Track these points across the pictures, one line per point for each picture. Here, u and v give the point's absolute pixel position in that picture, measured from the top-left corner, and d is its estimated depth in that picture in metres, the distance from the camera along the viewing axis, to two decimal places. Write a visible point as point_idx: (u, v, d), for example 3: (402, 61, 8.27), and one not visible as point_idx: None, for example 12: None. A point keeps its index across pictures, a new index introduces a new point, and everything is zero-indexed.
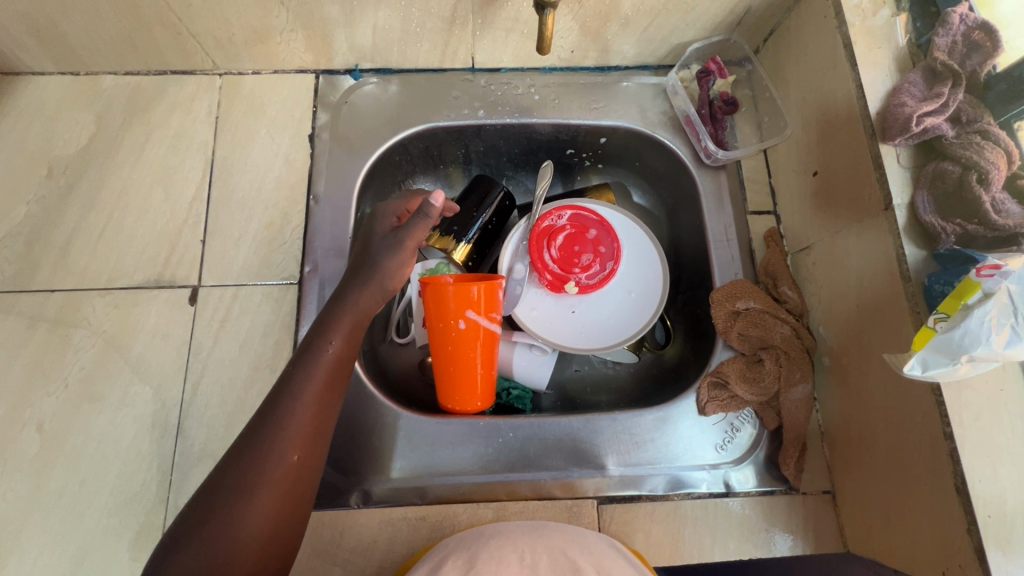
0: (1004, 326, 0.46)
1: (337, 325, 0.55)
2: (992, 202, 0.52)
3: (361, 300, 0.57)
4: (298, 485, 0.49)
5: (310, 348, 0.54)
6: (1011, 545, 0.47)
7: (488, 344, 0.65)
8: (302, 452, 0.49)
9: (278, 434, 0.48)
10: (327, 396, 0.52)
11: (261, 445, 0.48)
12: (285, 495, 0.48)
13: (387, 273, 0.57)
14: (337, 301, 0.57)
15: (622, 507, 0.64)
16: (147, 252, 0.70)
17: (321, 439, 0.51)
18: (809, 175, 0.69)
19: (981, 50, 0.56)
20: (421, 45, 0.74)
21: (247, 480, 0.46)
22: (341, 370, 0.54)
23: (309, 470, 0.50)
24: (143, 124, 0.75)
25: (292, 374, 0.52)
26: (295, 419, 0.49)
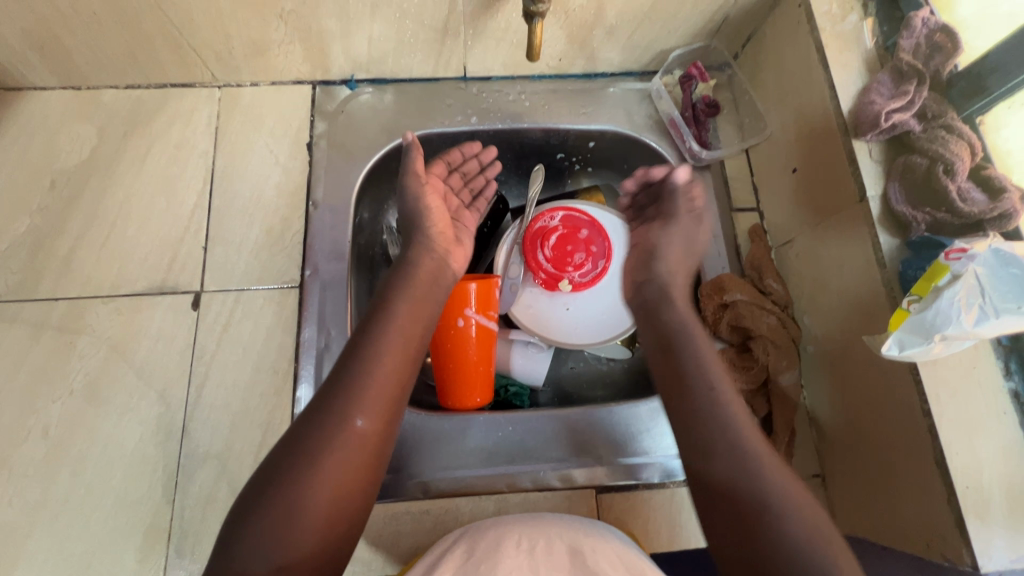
0: (972, 306, 0.49)
1: (396, 295, 0.60)
2: (959, 190, 0.55)
3: (422, 262, 0.64)
4: (369, 448, 0.52)
5: (379, 315, 0.59)
6: (988, 514, 0.49)
7: (484, 341, 0.69)
8: (373, 415, 0.53)
9: (353, 394, 0.53)
10: (398, 362, 0.56)
11: (333, 406, 0.52)
12: (358, 457, 0.51)
13: (421, 212, 0.67)
14: (405, 268, 0.64)
15: (620, 496, 0.69)
16: (150, 259, 0.71)
17: (394, 407, 0.55)
18: (789, 172, 0.72)
19: (942, 51, 0.59)
20: (415, 55, 0.77)
21: (323, 437, 0.51)
22: (414, 340, 0.59)
23: (380, 435, 0.53)
24: (145, 136, 0.77)
25: (363, 340, 0.57)
26: (362, 386, 0.53)
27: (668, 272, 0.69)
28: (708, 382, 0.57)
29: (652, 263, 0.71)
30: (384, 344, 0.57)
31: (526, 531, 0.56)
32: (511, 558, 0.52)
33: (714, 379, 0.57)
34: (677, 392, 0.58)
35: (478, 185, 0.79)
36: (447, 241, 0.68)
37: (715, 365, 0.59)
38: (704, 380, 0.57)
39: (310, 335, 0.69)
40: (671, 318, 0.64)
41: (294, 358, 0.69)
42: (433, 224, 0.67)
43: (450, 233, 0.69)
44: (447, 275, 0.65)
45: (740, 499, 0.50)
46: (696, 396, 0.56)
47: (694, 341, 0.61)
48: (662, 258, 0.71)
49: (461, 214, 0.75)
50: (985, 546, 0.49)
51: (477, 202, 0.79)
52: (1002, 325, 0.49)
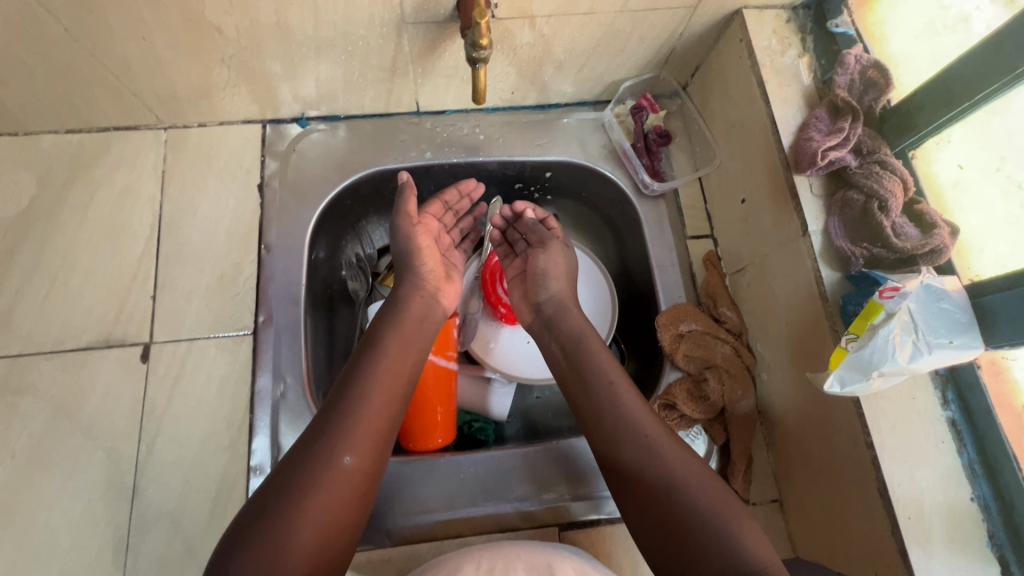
0: (906, 343, 0.51)
1: (389, 328, 0.62)
2: (893, 226, 0.56)
3: (411, 296, 0.66)
4: (357, 486, 0.52)
5: (367, 351, 0.60)
6: (929, 542, 0.51)
7: (442, 379, 0.71)
8: (362, 452, 0.53)
9: (342, 430, 0.53)
10: (389, 397, 0.57)
11: (321, 443, 0.52)
12: (346, 496, 0.51)
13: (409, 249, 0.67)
14: (393, 306, 0.65)
15: (584, 532, 0.67)
16: (95, 311, 0.69)
17: (383, 444, 0.55)
18: (738, 202, 0.73)
19: (875, 86, 0.61)
20: (365, 93, 0.76)
21: (312, 474, 0.50)
22: (403, 376, 0.60)
23: (368, 472, 0.53)
24: (88, 181, 0.75)
25: (354, 376, 0.57)
26: (360, 412, 0.54)
27: (555, 287, 0.70)
28: (608, 385, 0.60)
29: (539, 283, 0.71)
30: (376, 379, 0.57)
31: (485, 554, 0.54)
32: None
33: (611, 374, 0.61)
34: (582, 398, 0.61)
35: (467, 226, 0.80)
36: (437, 281, 0.70)
37: (614, 371, 0.62)
38: (606, 386, 0.60)
39: (265, 384, 0.68)
40: (573, 333, 0.66)
41: (248, 408, 0.67)
42: (423, 262, 0.68)
43: (441, 270, 0.71)
44: (435, 312, 0.67)
45: (654, 495, 0.53)
46: (593, 399, 0.60)
47: (591, 347, 0.64)
48: (545, 275, 0.71)
49: (450, 252, 0.76)
50: (927, 574, 0.50)
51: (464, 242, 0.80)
52: (935, 359, 0.51)
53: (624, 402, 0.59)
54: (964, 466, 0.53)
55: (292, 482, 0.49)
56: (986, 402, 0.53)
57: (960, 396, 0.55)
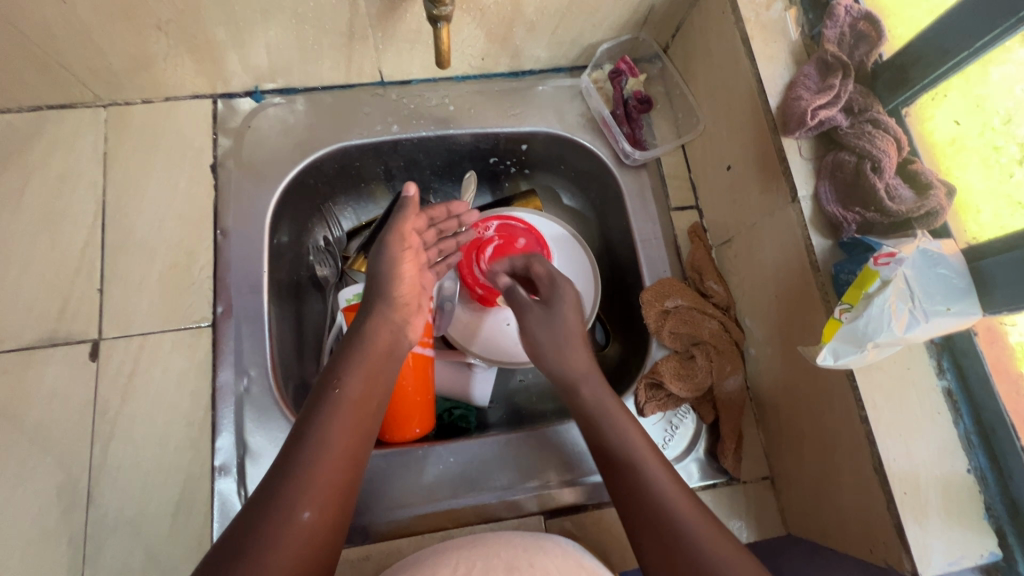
0: (902, 311, 0.48)
1: (352, 365, 0.55)
2: (887, 188, 0.53)
3: (377, 328, 0.58)
4: (318, 546, 0.46)
5: (324, 395, 0.53)
6: (925, 516, 0.49)
7: (418, 367, 0.66)
8: (321, 506, 0.48)
9: (300, 484, 0.47)
10: (351, 447, 0.51)
11: (276, 499, 0.46)
12: (305, 558, 0.45)
13: (385, 278, 0.60)
14: (356, 340, 0.57)
15: (570, 520, 0.64)
16: (37, 307, 0.64)
17: (345, 495, 0.50)
18: (723, 169, 0.70)
19: (867, 40, 0.57)
20: (322, 61, 0.70)
21: (266, 538, 0.44)
22: (367, 421, 0.54)
23: (328, 528, 0.48)
24: (21, 167, 0.68)
25: (310, 423, 0.51)
26: (321, 464, 0.49)
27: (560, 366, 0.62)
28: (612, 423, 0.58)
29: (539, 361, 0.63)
30: (336, 427, 0.51)
31: (466, 556, 0.51)
32: None
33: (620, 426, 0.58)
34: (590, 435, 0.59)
35: (450, 248, 0.69)
36: (408, 311, 0.62)
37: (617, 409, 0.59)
38: (613, 425, 0.58)
39: (227, 378, 0.63)
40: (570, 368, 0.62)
41: (209, 405, 0.63)
42: (400, 291, 0.61)
43: (417, 299, 0.63)
44: (402, 345, 0.60)
45: (674, 538, 0.49)
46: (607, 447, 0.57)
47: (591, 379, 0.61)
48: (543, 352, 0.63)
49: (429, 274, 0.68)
50: (924, 550, 0.48)
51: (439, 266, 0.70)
52: (931, 327, 0.48)
53: (632, 445, 0.56)
54: (961, 437, 0.51)
55: (245, 551, 0.43)
56: (985, 369, 0.50)
57: (957, 364, 0.52)
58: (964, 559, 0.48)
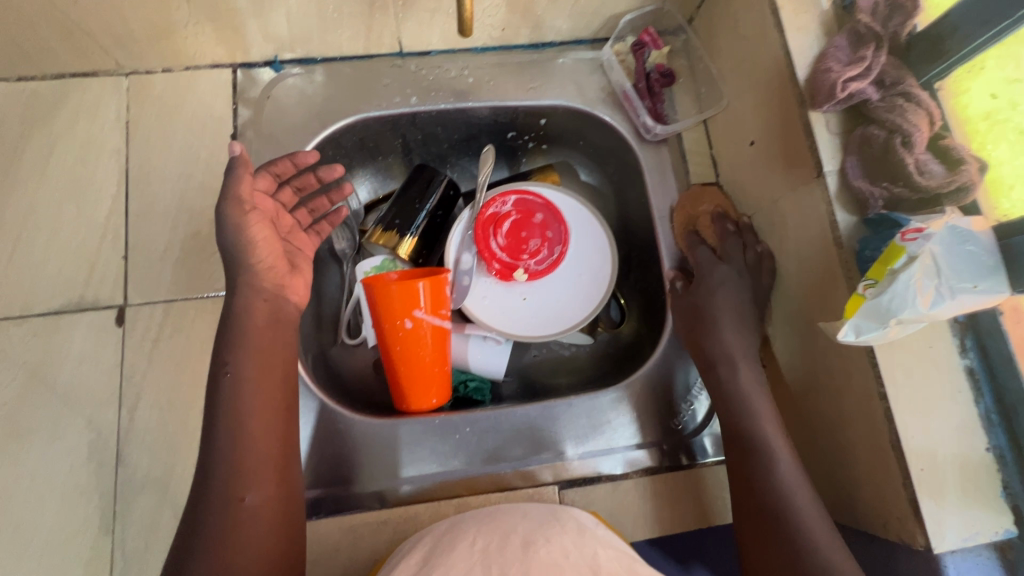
0: (928, 288, 0.48)
1: (240, 347, 0.53)
2: (917, 163, 0.52)
3: (249, 301, 0.55)
4: (274, 515, 0.50)
5: (223, 385, 0.52)
6: (942, 494, 0.49)
7: (438, 340, 0.64)
8: (263, 484, 0.50)
9: (231, 474, 0.49)
10: (269, 424, 0.52)
11: (214, 492, 0.48)
12: (268, 532, 0.49)
13: (241, 250, 0.54)
14: (230, 322, 0.54)
15: (583, 490, 0.65)
16: (64, 273, 0.65)
17: (283, 466, 0.52)
18: (746, 145, 0.68)
19: (902, 10, 0.55)
20: (342, 31, 0.71)
21: (218, 527, 0.47)
22: (277, 391, 0.54)
23: (277, 501, 0.50)
24: (45, 135, 0.69)
25: (217, 415, 0.51)
26: (249, 451, 0.50)
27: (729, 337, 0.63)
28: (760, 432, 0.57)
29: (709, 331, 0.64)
30: (243, 411, 0.51)
31: (481, 533, 0.53)
32: (463, 556, 0.49)
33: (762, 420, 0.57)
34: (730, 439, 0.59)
35: (322, 205, 0.70)
36: (280, 275, 0.58)
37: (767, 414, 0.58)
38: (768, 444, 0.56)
39: None
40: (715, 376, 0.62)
41: None
42: (258, 261, 0.55)
43: (284, 264, 0.58)
44: (284, 311, 0.57)
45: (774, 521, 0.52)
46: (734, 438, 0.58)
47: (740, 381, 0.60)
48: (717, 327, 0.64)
49: (296, 233, 0.63)
50: (938, 526, 0.48)
51: (320, 224, 0.69)
52: (957, 305, 0.48)
53: (771, 436, 0.57)
54: (981, 416, 0.51)
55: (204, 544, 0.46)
56: (1008, 349, 0.50)
57: (979, 344, 0.52)
58: (978, 536, 0.49)
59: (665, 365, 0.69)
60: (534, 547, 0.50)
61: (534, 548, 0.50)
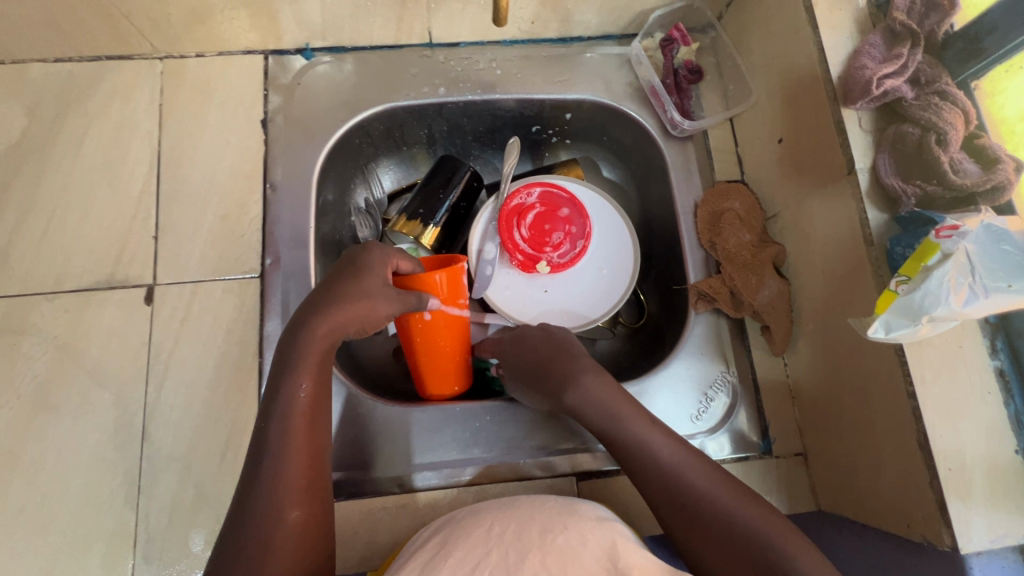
0: (961, 285, 0.47)
1: (302, 365, 0.51)
2: (951, 161, 0.52)
3: (319, 335, 0.52)
4: (314, 538, 0.47)
5: (278, 401, 0.49)
6: (969, 495, 0.49)
7: (455, 330, 0.64)
8: (307, 503, 0.47)
9: (272, 488, 0.46)
10: (312, 444, 0.49)
11: (257, 506, 0.45)
12: (306, 548, 0.46)
13: (369, 319, 0.55)
14: (289, 350, 0.52)
15: (600, 482, 0.65)
16: (96, 251, 0.66)
17: (321, 481, 0.49)
18: (774, 142, 0.68)
19: (938, 9, 0.55)
20: (375, 19, 0.71)
21: (255, 542, 0.44)
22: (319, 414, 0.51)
23: (317, 528, 0.47)
24: (81, 116, 0.70)
25: (268, 430, 0.48)
26: (290, 466, 0.47)
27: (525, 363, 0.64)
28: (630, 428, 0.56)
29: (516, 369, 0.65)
30: (290, 421, 0.48)
31: (498, 519, 0.53)
32: (479, 541, 0.49)
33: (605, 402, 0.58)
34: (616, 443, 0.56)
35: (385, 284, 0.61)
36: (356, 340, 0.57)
37: (611, 400, 0.58)
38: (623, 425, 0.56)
39: (274, 329, 0.65)
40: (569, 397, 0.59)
41: (256, 353, 0.65)
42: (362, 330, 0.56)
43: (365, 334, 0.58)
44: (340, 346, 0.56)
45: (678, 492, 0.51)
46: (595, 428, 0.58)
47: (596, 386, 0.59)
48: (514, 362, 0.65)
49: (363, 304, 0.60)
50: (967, 527, 0.48)
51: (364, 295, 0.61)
52: (992, 303, 0.47)
53: (627, 423, 0.56)
54: (1010, 418, 0.51)
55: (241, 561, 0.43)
56: None
57: (1010, 345, 0.52)
58: (1006, 538, 0.48)
59: (684, 364, 0.69)
60: (555, 533, 0.50)
61: (551, 539, 0.49)
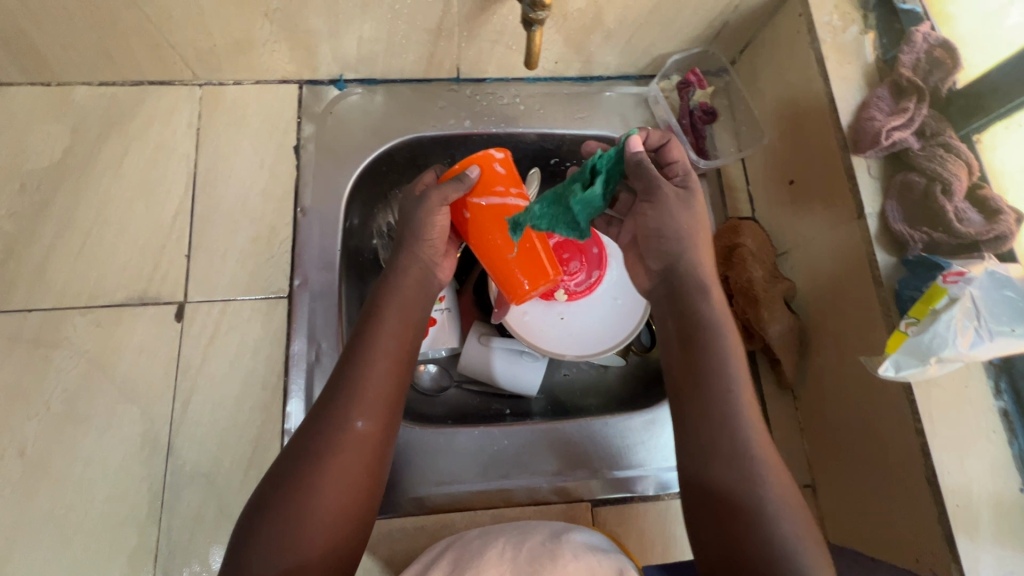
0: (967, 329, 0.50)
1: (393, 294, 0.58)
2: (956, 211, 0.55)
3: (409, 264, 0.59)
4: (369, 455, 0.51)
5: (370, 318, 0.57)
6: (977, 532, 0.50)
7: (513, 224, 0.55)
8: (372, 416, 0.52)
9: (348, 397, 0.52)
10: (393, 362, 0.55)
11: (328, 414, 0.51)
12: (362, 460, 0.50)
13: (419, 225, 0.58)
14: (391, 270, 0.60)
15: (615, 509, 0.69)
16: (130, 268, 0.68)
17: (393, 406, 0.54)
18: (785, 183, 0.72)
19: (942, 66, 0.59)
20: (407, 55, 0.74)
21: (324, 437, 0.50)
22: (407, 344, 0.57)
23: (376, 442, 0.52)
24: (121, 137, 0.73)
25: (355, 349, 0.55)
26: (369, 376, 0.53)
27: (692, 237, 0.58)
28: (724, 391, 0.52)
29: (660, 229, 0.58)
30: (376, 340, 0.55)
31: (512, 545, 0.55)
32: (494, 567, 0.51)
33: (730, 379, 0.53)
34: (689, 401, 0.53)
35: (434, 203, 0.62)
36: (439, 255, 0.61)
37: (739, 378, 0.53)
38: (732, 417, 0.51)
39: (297, 348, 0.66)
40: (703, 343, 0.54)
41: (282, 371, 0.66)
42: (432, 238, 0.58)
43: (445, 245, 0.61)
44: (432, 283, 0.61)
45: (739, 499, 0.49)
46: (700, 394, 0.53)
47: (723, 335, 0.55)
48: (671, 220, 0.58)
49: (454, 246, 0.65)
50: (972, 562, 0.50)
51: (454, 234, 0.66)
52: (997, 347, 0.50)
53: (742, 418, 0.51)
54: (1014, 457, 0.53)
55: (309, 454, 0.49)
56: None
57: (1013, 386, 0.54)
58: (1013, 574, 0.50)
59: None
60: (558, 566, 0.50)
61: (558, 563, 0.50)
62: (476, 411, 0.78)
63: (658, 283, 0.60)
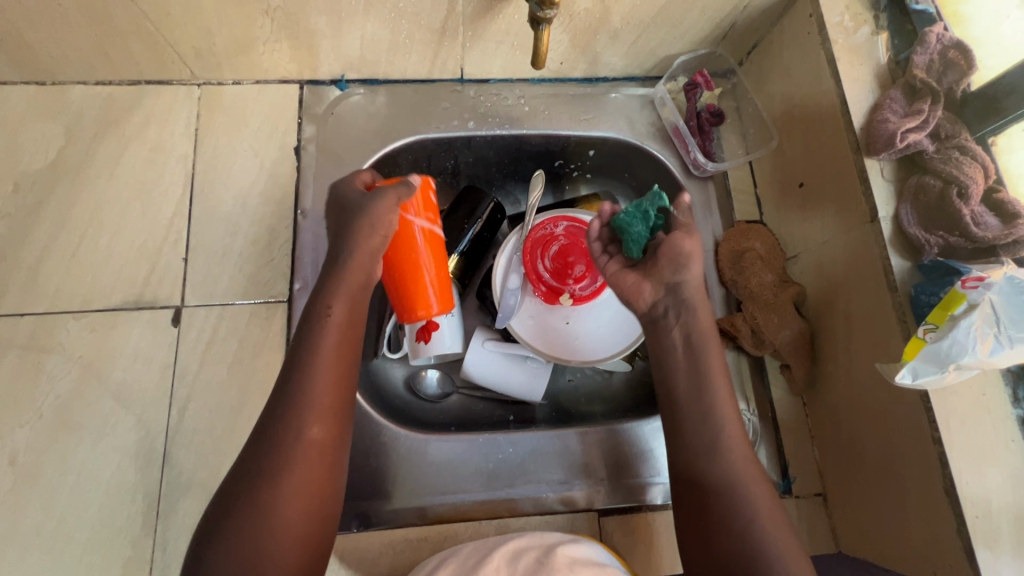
0: (987, 335, 0.49)
1: (336, 293, 0.55)
2: (972, 215, 0.54)
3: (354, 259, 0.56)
4: (325, 462, 0.51)
5: (312, 320, 0.54)
6: (997, 543, 0.49)
7: (431, 245, 0.61)
8: (326, 424, 0.51)
9: (297, 409, 0.50)
10: (338, 367, 0.53)
11: (278, 427, 0.50)
12: (318, 470, 0.50)
13: (371, 220, 0.56)
14: (331, 267, 0.57)
15: (621, 518, 0.67)
16: (126, 271, 0.67)
17: (342, 411, 0.53)
18: (795, 186, 0.70)
19: (956, 68, 0.59)
20: (410, 55, 0.72)
21: (276, 452, 0.49)
22: (351, 343, 0.55)
23: (331, 448, 0.51)
24: (117, 137, 0.71)
25: (299, 356, 0.53)
26: (314, 386, 0.51)
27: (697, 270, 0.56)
28: (710, 400, 0.55)
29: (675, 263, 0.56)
30: (320, 346, 0.53)
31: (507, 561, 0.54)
32: None
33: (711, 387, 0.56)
34: (685, 409, 0.56)
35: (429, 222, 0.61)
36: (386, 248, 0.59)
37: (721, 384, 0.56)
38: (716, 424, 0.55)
39: None
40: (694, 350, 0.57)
41: None
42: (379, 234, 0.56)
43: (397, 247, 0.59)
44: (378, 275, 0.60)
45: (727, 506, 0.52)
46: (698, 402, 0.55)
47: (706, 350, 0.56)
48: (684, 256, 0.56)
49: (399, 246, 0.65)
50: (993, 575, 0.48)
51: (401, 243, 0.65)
52: (1016, 354, 0.49)
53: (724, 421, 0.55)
54: None
55: (263, 471, 0.48)
56: None
57: None
58: None
59: None
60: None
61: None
62: (481, 418, 0.77)
63: (666, 295, 0.57)
